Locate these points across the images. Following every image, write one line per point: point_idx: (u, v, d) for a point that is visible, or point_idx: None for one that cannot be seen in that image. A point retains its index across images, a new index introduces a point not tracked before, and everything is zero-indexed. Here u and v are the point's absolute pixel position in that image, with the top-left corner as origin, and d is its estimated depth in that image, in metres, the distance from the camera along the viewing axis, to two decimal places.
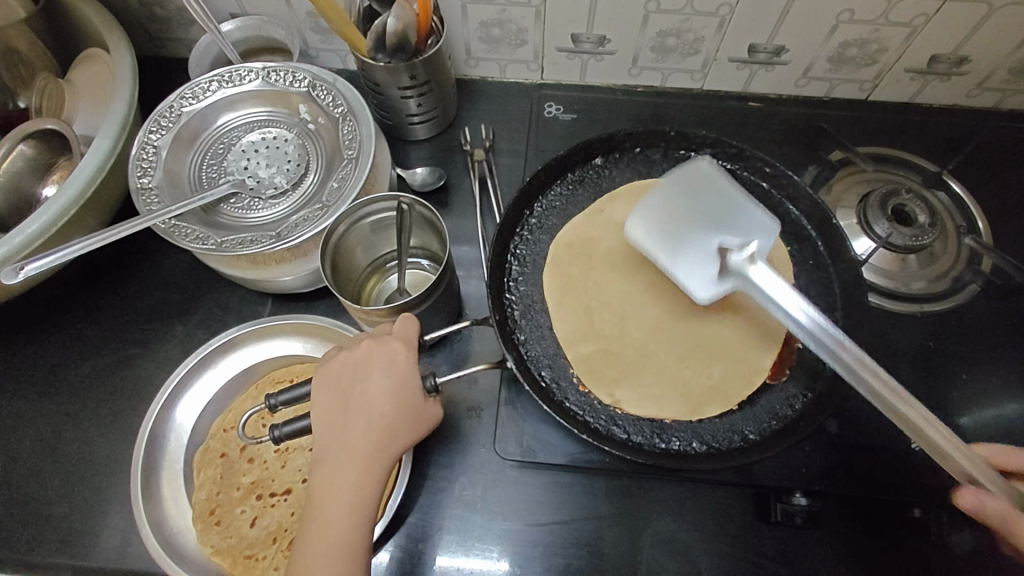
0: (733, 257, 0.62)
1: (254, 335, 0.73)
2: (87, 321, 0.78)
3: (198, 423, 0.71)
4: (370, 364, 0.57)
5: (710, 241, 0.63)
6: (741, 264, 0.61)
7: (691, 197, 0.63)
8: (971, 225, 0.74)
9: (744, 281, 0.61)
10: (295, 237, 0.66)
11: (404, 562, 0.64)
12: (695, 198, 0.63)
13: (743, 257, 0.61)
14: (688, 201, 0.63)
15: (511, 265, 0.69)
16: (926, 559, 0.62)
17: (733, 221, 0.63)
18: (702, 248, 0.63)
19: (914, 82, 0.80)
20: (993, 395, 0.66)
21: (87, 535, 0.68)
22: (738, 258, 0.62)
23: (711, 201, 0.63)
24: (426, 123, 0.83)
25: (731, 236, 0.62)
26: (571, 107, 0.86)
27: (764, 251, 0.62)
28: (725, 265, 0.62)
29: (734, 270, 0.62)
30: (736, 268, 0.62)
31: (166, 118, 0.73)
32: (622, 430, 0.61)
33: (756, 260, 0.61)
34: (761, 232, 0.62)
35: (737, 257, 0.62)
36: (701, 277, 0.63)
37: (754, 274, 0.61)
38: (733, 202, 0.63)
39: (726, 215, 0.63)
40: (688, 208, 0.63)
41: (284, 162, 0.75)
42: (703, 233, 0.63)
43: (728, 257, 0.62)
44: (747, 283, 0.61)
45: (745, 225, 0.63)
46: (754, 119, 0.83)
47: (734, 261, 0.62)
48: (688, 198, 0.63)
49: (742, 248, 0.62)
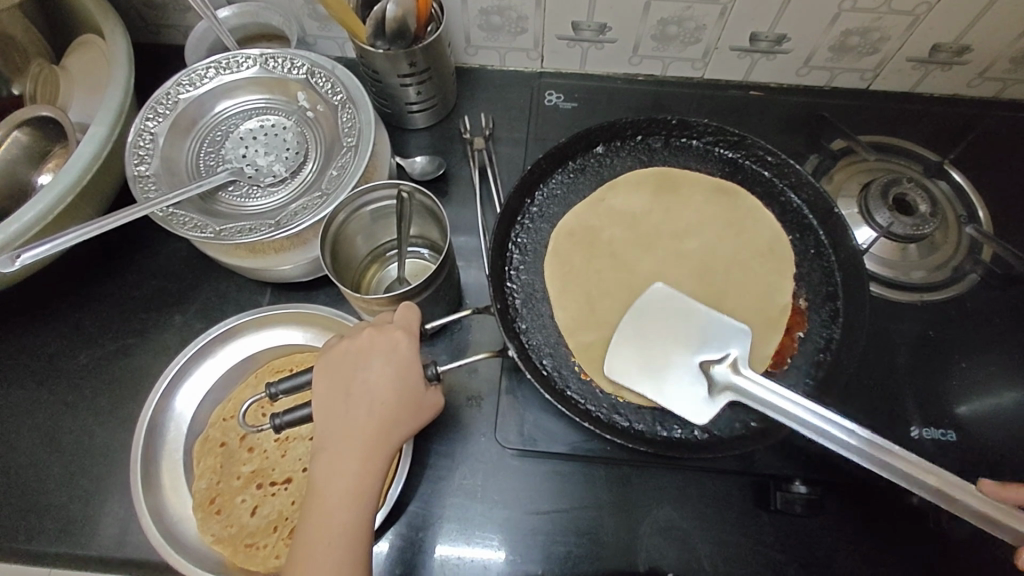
0: (715, 369, 0.60)
1: (254, 324, 0.73)
2: (85, 311, 0.78)
3: (198, 411, 0.71)
4: (371, 353, 0.57)
5: (690, 361, 0.61)
6: (727, 375, 0.59)
7: (660, 323, 0.63)
8: (971, 215, 0.74)
9: (733, 392, 0.58)
10: (294, 225, 0.65)
11: (404, 551, 0.64)
12: (661, 310, 0.64)
13: (726, 366, 0.60)
14: (659, 329, 0.63)
15: (512, 254, 0.69)
16: (923, 545, 0.62)
17: (705, 336, 0.62)
18: (685, 371, 0.60)
19: (915, 71, 0.80)
20: (991, 384, 0.67)
21: (87, 524, 0.68)
22: (720, 369, 0.59)
23: (682, 324, 0.63)
24: (425, 112, 0.82)
25: (708, 350, 0.61)
26: (571, 96, 0.86)
27: (744, 358, 0.60)
28: (711, 381, 0.60)
29: (721, 384, 0.59)
30: (721, 381, 0.59)
31: (163, 105, 0.72)
32: (624, 418, 0.61)
33: (739, 365, 0.59)
34: (736, 337, 0.61)
35: (720, 369, 0.60)
36: (692, 400, 0.59)
37: (741, 381, 0.58)
38: (702, 311, 0.63)
39: (698, 327, 0.63)
40: (660, 336, 0.63)
41: (282, 150, 0.74)
42: (683, 359, 0.61)
43: (710, 369, 0.60)
44: (737, 394, 0.58)
45: (721, 334, 0.62)
46: (755, 109, 0.83)
47: (719, 374, 0.59)
48: (658, 323, 0.63)
49: (721, 361, 0.60)
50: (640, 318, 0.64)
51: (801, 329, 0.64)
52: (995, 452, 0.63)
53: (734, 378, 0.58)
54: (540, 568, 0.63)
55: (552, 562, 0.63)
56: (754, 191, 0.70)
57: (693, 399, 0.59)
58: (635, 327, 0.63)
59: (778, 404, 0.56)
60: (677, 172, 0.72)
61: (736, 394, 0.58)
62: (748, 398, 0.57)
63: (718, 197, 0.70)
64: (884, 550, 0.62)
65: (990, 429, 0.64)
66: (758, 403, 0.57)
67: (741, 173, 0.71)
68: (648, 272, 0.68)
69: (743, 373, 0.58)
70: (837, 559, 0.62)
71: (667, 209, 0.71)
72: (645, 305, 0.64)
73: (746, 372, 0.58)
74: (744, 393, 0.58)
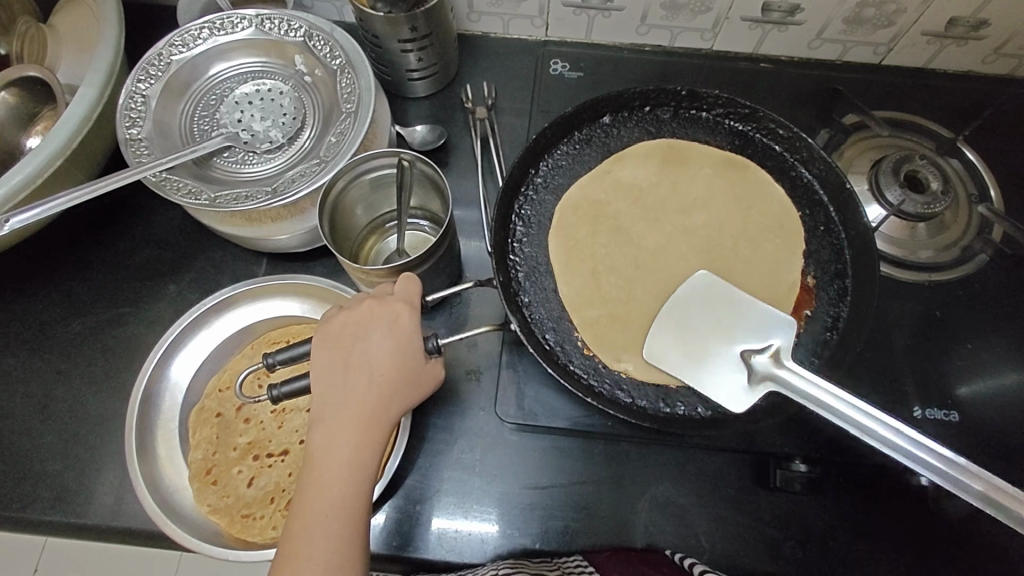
0: (757, 359, 0.56)
1: (249, 295, 0.71)
2: (77, 278, 0.76)
3: (193, 381, 0.70)
4: (371, 323, 0.56)
5: (731, 350, 0.58)
6: (767, 366, 0.55)
7: (701, 309, 0.61)
8: (983, 194, 0.73)
9: (773, 382, 0.55)
10: (291, 193, 0.63)
11: (402, 523, 0.64)
12: (705, 298, 0.61)
13: (767, 357, 0.56)
14: (701, 316, 0.60)
15: (515, 226, 0.68)
16: (918, 523, 0.63)
17: (748, 324, 0.59)
18: (725, 359, 0.58)
19: (929, 46, 0.77)
20: (994, 365, 0.66)
21: (83, 493, 0.67)
22: (763, 360, 0.56)
23: (725, 311, 0.60)
24: (426, 79, 0.80)
25: (749, 341, 0.58)
26: (577, 65, 0.83)
27: (788, 349, 0.56)
28: (752, 371, 0.56)
29: (762, 374, 0.56)
30: (762, 371, 0.56)
31: (154, 66, 0.69)
32: (626, 395, 0.60)
33: (782, 355, 0.56)
34: (780, 328, 0.58)
35: (760, 359, 0.56)
36: (730, 388, 0.56)
37: (783, 371, 0.55)
38: (745, 300, 0.59)
39: (740, 317, 0.59)
40: (702, 323, 0.60)
41: (279, 115, 0.72)
42: (723, 348, 0.58)
43: (751, 359, 0.57)
44: (777, 385, 0.54)
45: (766, 324, 0.58)
46: (764, 82, 0.81)
47: (759, 364, 0.56)
48: (700, 309, 0.61)
49: (763, 351, 0.57)
50: (682, 305, 0.61)
51: (809, 307, 0.63)
52: (995, 434, 0.63)
53: (775, 369, 0.55)
54: (537, 542, 0.63)
55: (550, 536, 0.63)
56: (764, 165, 0.69)
57: (730, 388, 0.56)
58: (676, 314, 0.61)
59: (824, 400, 0.52)
60: (686, 145, 0.70)
61: (775, 385, 0.55)
62: (789, 390, 0.54)
63: (727, 171, 0.69)
64: (881, 528, 0.63)
65: (991, 411, 0.64)
66: (797, 394, 0.53)
67: (751, 147, 0.70)
68: (654, 246, 0.67)
69: (786, 365, 0.55)
70: (834, 536, 0.63)
71: (674, 182, 0.69)
72: (689, 292, 0.61)
73: (789, 362, 0.55)
74: (785, 383, 0.54)
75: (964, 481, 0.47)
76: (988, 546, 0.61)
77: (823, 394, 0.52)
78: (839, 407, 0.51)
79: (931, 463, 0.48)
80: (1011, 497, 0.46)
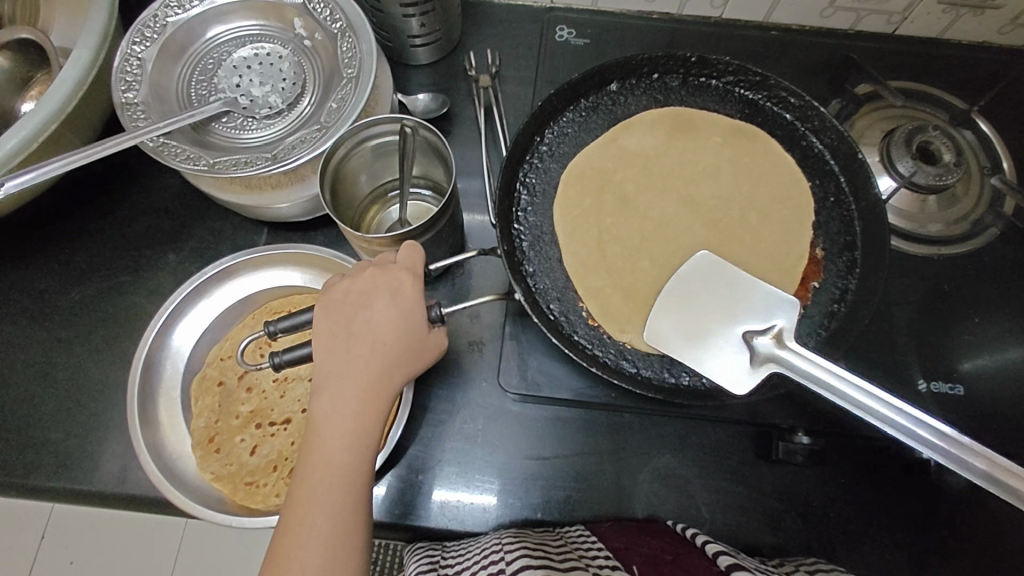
0: (759, 340, 0.54)
1: (250, 264, 0.71)
2: (75, 247, 0.75)
3: (195, 349, 0.70)
4: (374, 291, 0.55)
5: (731, 331, 0.56)
6: (769, 346, 0.53)
7: (703, 290, 0.59)
8: (995, 165, 0.71)
9: (776, 364, 0.52)
10: (291, 159, 0.62)
11: (403, 491, 0.64)
12: (704, 278, 0.60)
13: (770, 338, 0.54)
14: (702, 298, 0.59)
15: (520, 194, 0.67)
16: (918, 495, 0.63)
17: (746, 305, 0.57)
18: (725, 340, 0.55)
19: (945, 15, 0.75)
20: (999, 341, 0.66)
21: (87, 460, 0.67)
22: (763, 342, 0.54)
23: (726, 291, 0.58)
24: (428, 46, 0.78)
25: (749, 323, 0.56)
26: (583, 31, 0.81)
27: (790, 330, 0.54)
28: (753, 353, 0.54)
29: (764, 356, 0.53)
30: (764, 352, 0.53)
31: (150, 28, 0.67)
32: (631, 364, 0.60)
33: (785, 337, 0.53)
34: (782, 308, 0.55)
35: (762, 340, 0.54)
36: (731, 370, 0.54)
37: (785, 353, 0.52)
38: (748, 281, 0.57)
39: (740, 297, 0.57)
40: (703, 301, 0.59)
41: (278, 80, 0.70)
42: (723, 330, 0.56)
43: (752, 340, 0.54)
44: (778, 366, 0.52)
45: (767, 303, 0.56)
46: (775, 51, 0.79)
47: (761, 345, 0.54)
48: (701, 289, 0.59)
49: (765, 332, 0.54)
50: (681, 286, 0.60)
51: (816, 279, 0.62)
52: (997, 410, 0.63)
53: (778, 350, 0.53)
54: (538, 512, 0.63)
55: (551, 506, 0.64)
56: (774, 135, 0.67)
57: (730, 368, 0.54)
58: (676, 294, 0.60)
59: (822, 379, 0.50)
60: (694, 113, 0.69)
61: (778, 366, 0.52)
62: (793, 372, 0.51)
63: (735, 141, 0.68)
64: (880, 501, 0.63)
65: (993, 386, 0.64)
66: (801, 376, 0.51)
67: (761, 116, 0.68)
68: (661, 215, 0.66)
69: (788, 346, 0.52)
70: (833, 509, 0.63)
71: (682, 152, 0.68)
72: (687, 274, 0.60)
73: (792, 344, 0.52)
74: (787, 365, 0.52)
75: (963, 457, 0.45)
76: (988, 520, 0.62)
77: (827, 375, 0.50)
78: (837, 386, 0.49)
79: (928, 440, 0.45)
80: (1016, 476, 0.43)
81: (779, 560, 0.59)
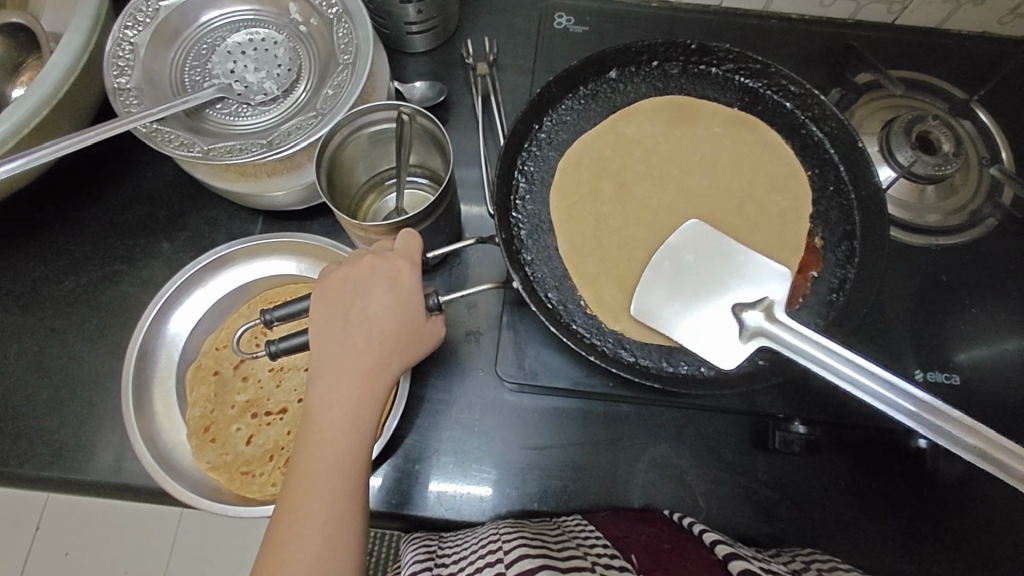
0: (748, 315, 0.54)
1: (245, 253, 0.70)
2: (68, 235, 0.74)
3: (190, 338, 0.70)
4: (371, 279, 0.55)
5: (720, 303, 0.56)
6: (759, 321, 0.53)
7: (694, 259, 0.59)
8: (993, 156, 0.71)
9: (765, 338, 0.52)
10: (287, 146, 0.61)
11: (399, 481, 0.64)
12: (695, 247, 0.59)
13: (760, 311, 0.53)
14: (694, 266, 0.58)
15: (518, 182, 0.66)
16: (912, 483, 0.63)
17: (740, 273, 0.57)
18: (713, 312, 0.56)
19: (945, 5, 0.74)
20: (994, 332, 0.66)
21: (81, 450, 0.67)
22: (754, 315, 0.53)
23: (717, 260, 0.58)
24: (426, 33, 0.77)
25: (742, 295, 0.56)
26: (583, 18, 0.80)
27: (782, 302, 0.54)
28: (742, 327, 0.54)
29: (753, 330, 0.53)
30: (753, 327, 0.53)
31: (142, 12, 0.66)
32: (630, 353, 0.60)
33: (774, 310, 0.53)
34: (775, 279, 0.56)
35: (752, 314, 0.54)
36: (721, 343, 0.55)
37: (775, 327, 0.52)
38: (741, 252, 0.57)
39: (731, 268, 0.57)
40: (694, 272, 0.58)
41: (273, 66, 0.69)
42: (712, 302, 0.56)
43: (741, 314, 0.54)
44: (768, 340, 0.52)
45: (760, 274, 0.56)
46: (775, 40, 0.79)
47: (751, 319, 0.53)
48: (692, 257, 0.59)
49: (755, 304, 0.54)
50: (673, 256, 0.60)
51: (815, 269, 0.62)
52: (991, 400, 0.63)
53: (768, 325, 0.52)
54: (534, 501, 0.63)
55: (548, 495, 0.64)
56: (773, 124, 0.67)
57: (716, 341, 0.55)
58: (666, 266, 0.59)
59: (812, 356, 0.49)
60: (694, 102, 0.68)
61: (767, 340, 0.52)
62: (781, 346, 0.51)
63: (734, 130, 0.67)
64: (876, 490, 0.63)
65: (988, 376, 0.64)
66: (789, 349, 0.51)
67: (760, 105, 0.68)
68: (659, 205, 0.66)
69: (778, 321, 0.52)
70: (828, 498, 0.63)
71: (682, 139, 0.68)
72: (678, 243, 0.60)
73: (781, 316, 0.52)
74: (776, 339, 0.51)
75: (956, 434, 0.44)
76: (982, 509, 0.62)
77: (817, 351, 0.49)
78: (828, 361, 0.49)
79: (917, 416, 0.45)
80: (1004, 452, 0.43)
81: (774, 550, 0.60)
